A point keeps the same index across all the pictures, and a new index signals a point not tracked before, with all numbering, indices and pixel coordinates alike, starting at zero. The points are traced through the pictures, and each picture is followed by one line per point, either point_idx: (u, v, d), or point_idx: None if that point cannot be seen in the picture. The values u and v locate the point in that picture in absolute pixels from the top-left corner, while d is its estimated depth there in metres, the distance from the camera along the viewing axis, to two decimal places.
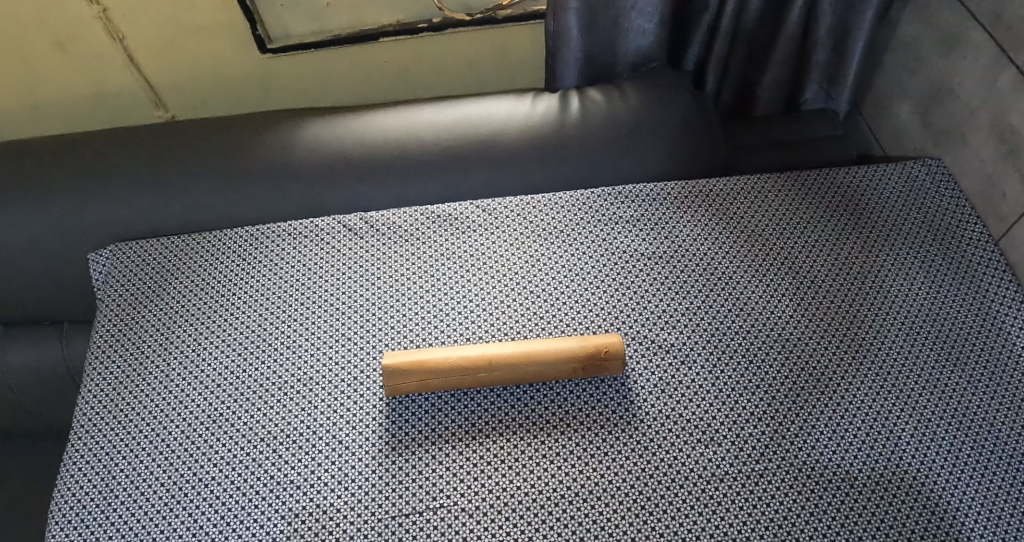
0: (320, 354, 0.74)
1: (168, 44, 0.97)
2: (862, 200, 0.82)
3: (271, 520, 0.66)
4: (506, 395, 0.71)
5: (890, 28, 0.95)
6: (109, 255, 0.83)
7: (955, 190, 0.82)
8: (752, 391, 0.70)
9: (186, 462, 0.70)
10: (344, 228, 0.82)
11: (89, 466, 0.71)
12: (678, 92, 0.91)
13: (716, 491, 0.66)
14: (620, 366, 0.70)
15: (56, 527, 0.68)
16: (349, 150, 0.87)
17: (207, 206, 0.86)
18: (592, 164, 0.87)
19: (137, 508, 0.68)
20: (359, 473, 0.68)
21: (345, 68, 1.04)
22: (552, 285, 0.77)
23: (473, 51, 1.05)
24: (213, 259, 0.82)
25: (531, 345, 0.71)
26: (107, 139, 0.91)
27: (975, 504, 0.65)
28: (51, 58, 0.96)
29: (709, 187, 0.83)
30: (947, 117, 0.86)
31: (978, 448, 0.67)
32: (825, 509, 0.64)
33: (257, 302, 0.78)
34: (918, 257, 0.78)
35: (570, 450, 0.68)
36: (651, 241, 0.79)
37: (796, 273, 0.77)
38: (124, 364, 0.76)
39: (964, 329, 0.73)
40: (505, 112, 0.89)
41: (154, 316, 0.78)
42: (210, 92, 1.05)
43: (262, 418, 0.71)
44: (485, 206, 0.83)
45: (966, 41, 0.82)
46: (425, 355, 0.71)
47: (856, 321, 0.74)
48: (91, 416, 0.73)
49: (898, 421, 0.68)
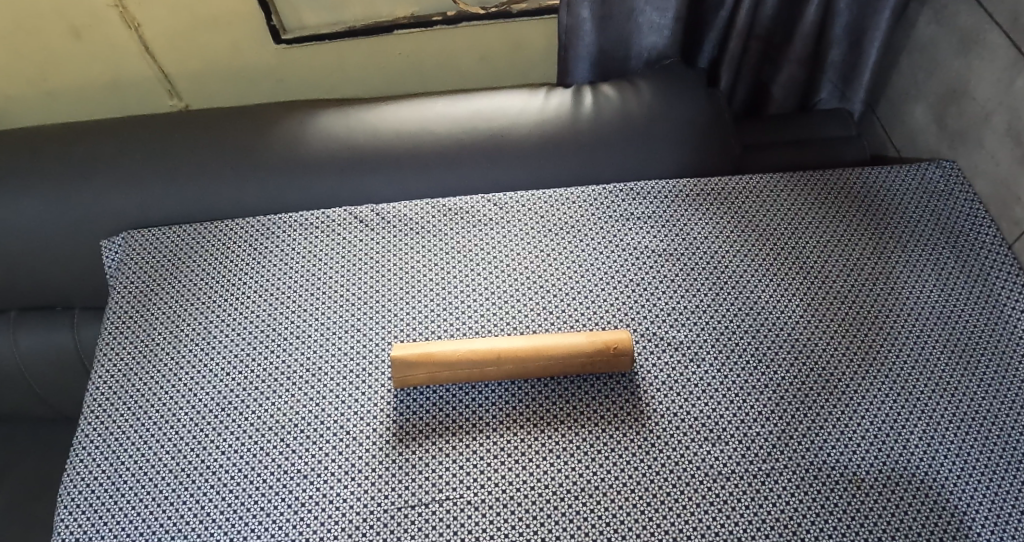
0: (329, 345, 0.75)
1: (183, 33, 0.97)
2: (874, 200, 0.82)
3: (277, 509, 0.67)
4: (514, 389, 0.71)
5: (906, 28, 0.95)
6: (122, 242, 0.84)
7: (968, 192, 0.82)
8: (760, 390, 0.70)
9: (193, 449, 0.70)
10: (355, 220, 0.82)
11: (98, 451, 0.71)
12: (692, 89, 0.90)
13: (723, 490, 0.65)
14: (628, 362, 0.70)
15: (64, 511, 0.69)
16: (360, 142, 0.87)
17: (218, 196, 0.86)
18: (604, 160, 0.87)
19: (145, 494, 0.69)
20: (366, 463, 0.68)
21: (358, 61, 1.04)
22: (563, 280, 0.77)
23: (487, 45, 1.05)
24: (224, 247, 0.82)
25: (541, 340, 0.71)
26: (120, 127, 0.91)
27: (983, 509, 0.64)
28: (66, 45, 0.96)
29: (721, 185, 0.83)
30: (962, 118, 0.86)
31: (986, 453, 0.67)
32: (832, 510, 0.64)
33: (266, 292, 0.78)
34: (930, 258, 0.77)
35: (577, 446, 0.68)
36: (662, 238, 0.79)
37: (808, 273, 0.77)
38: (134, 351, 0.77)
39: (976, 332, 0.73)
40: (518, 106, 0.89)
41: (164, 303, 0.79)
42: (223, 83, 1.05)
43: (271, 406, 0.72)
44: (496, 200, 0.83)
45: (983, 43, 0.81)
46: (433, 348, 0.71)
47: (866, 323, 0.74)
48: (101, 401, 0.74)
49: (906, 423, 0.68)
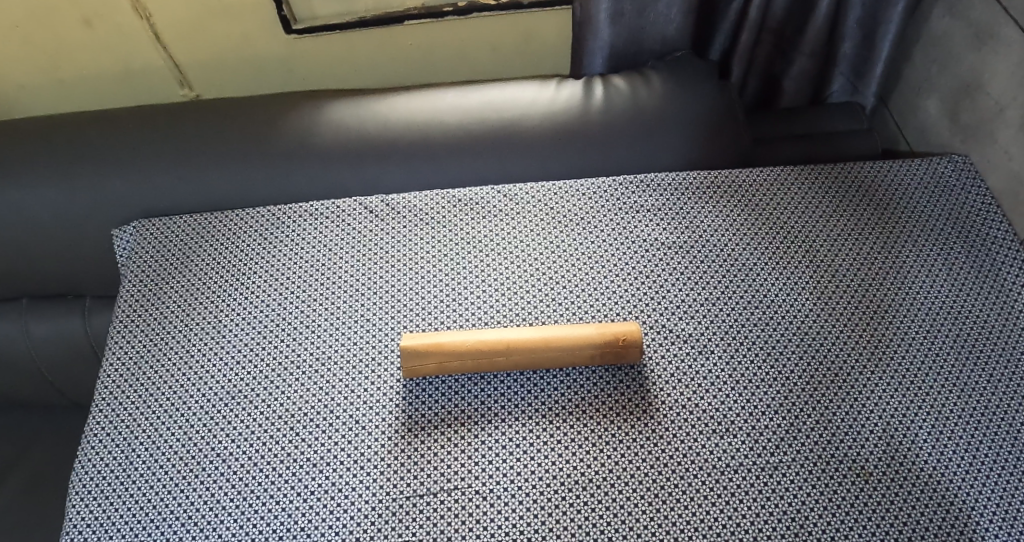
0: (340, 335, 0.75)
1: (193, 22, 0.97)
2: (885, 193, 0.81)
3: (288, 496, 0.67)
4: (522, 380, 0.71)
5: (921, 22, 0.94)
6: (133, 230, 0.84)
7: (981, 188, 0.81)
8: (769, 383, 0.70)
9: (204, 438, 0.71)
10: (365, 210, 0.82)
11: (109, 437, 0.72)
12: (704, 81, 0.90)
13: (731, 482, 0.66)
14: (638, 354, 0.70)
15: (75, 497, 0.69)
16: (370, 132, 0.87)
17: (229, 184, 0.87)
18: (613, 152, 0.86)
19: (157, 480, 0.69)
20: (375, 452, 0.68)
21: (368, 52, 1.04)
22: (573, 272, 0.77)
23: (497, 35, 1.04)
24: (234, 238, 0.82)
25: (550, 331, 0.71)
26: (131, 116, 0.92)
27: (992, 505, 0.64)
28: (77, 34, 0.97)
29: (732, 178, 0.83)
30: (976, 113, 0.85)
31: (994, 447, 0.67)
32: (840, 504, 0.64)
33: (276, 283, 0.79)
34: (940, 254, 0.77)
35: (586, 437, 0.68)
36: (672, 230, 0.79)
37: (818, 267, 0.77)
38: (146, 340, 0.77)
39: (986, 326, 0.72)
40: (528, 98, 0.89)
41: (175, 291, 0.79)
42: (233, 72, 1.05)
43: (280, 396, 0.72)
44: (507, 191, 0.83)
45: (999, 37, 0.80)
46: (444, 338, 0.71)
47: (876, 317, 0.73)
48: (112, 387, 0.75)
49: (916, 416, 0.68)
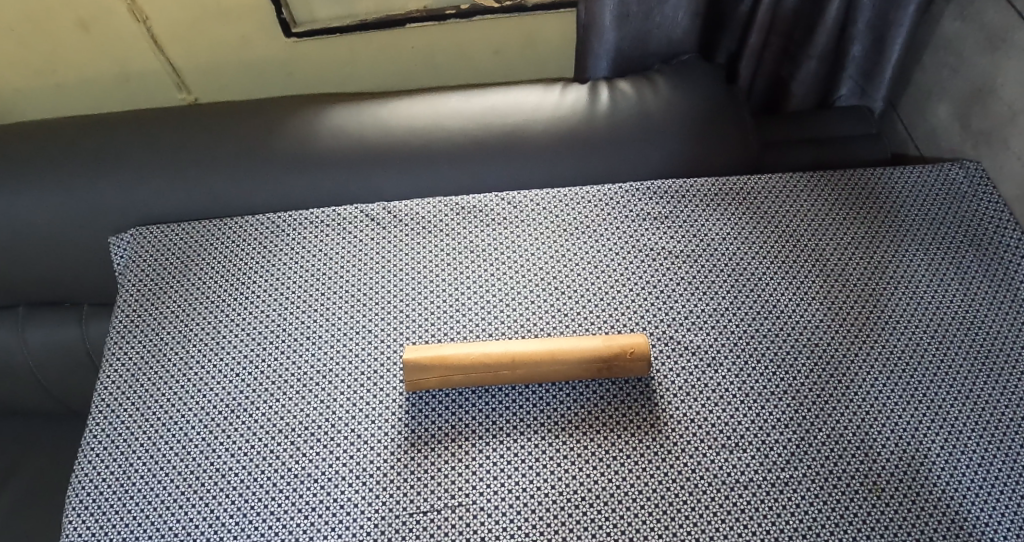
0: (341, 346, 0.74)
1: (192, 26, 0.96)
2: (896, 200, 0.80)
3: (288, 512, 0.66)
4: (528, 394, 0.70)
5: (931, 24, 0.93)
6: (130, 238, 0.83)
7: (993, 194, 0.80)
8: (779, 397, 0.69)
9: (203, 452, 0.69)
10: (366, 217, 0.81)
11: (106, 451, 0.71)
12: (711, 86, 0.88)
13: (740, 498, 0.64)
14: (645, 366, 0.69)
15: (72, 513, 0.68)
16: (372, 138, 0.86)
17: (228, 191, 0.85)
18: (620, 158, 0.85)
19: (154, 495, 0.68)
20: (377, 468, 0.67)
21: (369, 54, 1.03)
22: (578, 282, 0.76)
23: (501, 38, 1.03)
24: (233, 247, 0.81)
25: (556, 343, 0.70)
26: (127, 121, 0.90)
27: (1006, 522, 0.63)
28: (73, 37, 0.95)
29: (741, 184, 0.81)
30: (988, 119, 0.84)
31: (1008, 462, 0.65)
32: (852, 520, 0.63)
33: (275, 293, 0.77)
34: (953, 262, 0.76)
35: (593, 452, 0.67)
36: (679, 239, 0.78)
37: (828, 276, 0.75)
38: (144, 351, 0.76)
39: (999, 338, 0.71)
40: (533, 103, 0.88)
41: (173, 301, 0.78)
42: (232, 75, 1.04)
43: (280, 409, 0.71)
44: (511, 198, 0.82)
45: (1012, 42, 0.79)
46: (448, 350, 0.70)
47: (888, 328, 0.72)
48: (108, 401, 0.73)
49: (929, 429, 0.67)
